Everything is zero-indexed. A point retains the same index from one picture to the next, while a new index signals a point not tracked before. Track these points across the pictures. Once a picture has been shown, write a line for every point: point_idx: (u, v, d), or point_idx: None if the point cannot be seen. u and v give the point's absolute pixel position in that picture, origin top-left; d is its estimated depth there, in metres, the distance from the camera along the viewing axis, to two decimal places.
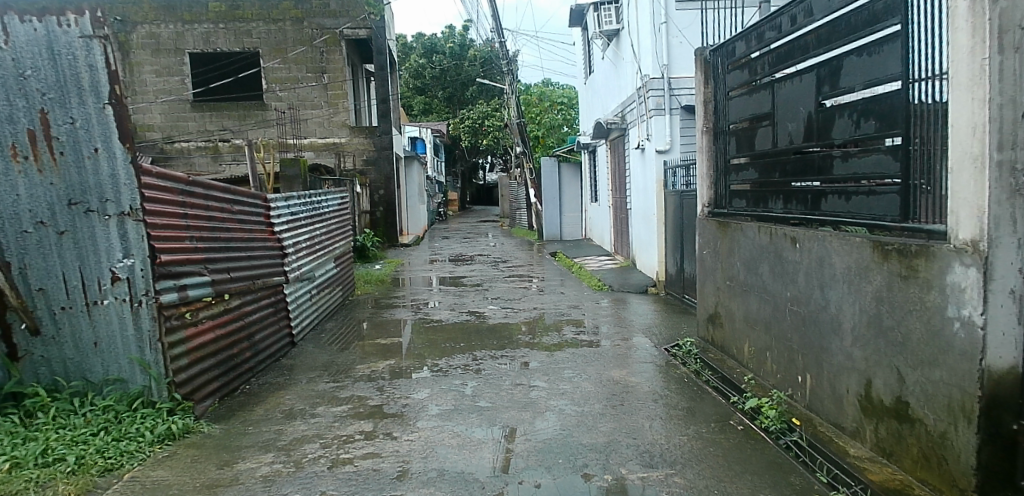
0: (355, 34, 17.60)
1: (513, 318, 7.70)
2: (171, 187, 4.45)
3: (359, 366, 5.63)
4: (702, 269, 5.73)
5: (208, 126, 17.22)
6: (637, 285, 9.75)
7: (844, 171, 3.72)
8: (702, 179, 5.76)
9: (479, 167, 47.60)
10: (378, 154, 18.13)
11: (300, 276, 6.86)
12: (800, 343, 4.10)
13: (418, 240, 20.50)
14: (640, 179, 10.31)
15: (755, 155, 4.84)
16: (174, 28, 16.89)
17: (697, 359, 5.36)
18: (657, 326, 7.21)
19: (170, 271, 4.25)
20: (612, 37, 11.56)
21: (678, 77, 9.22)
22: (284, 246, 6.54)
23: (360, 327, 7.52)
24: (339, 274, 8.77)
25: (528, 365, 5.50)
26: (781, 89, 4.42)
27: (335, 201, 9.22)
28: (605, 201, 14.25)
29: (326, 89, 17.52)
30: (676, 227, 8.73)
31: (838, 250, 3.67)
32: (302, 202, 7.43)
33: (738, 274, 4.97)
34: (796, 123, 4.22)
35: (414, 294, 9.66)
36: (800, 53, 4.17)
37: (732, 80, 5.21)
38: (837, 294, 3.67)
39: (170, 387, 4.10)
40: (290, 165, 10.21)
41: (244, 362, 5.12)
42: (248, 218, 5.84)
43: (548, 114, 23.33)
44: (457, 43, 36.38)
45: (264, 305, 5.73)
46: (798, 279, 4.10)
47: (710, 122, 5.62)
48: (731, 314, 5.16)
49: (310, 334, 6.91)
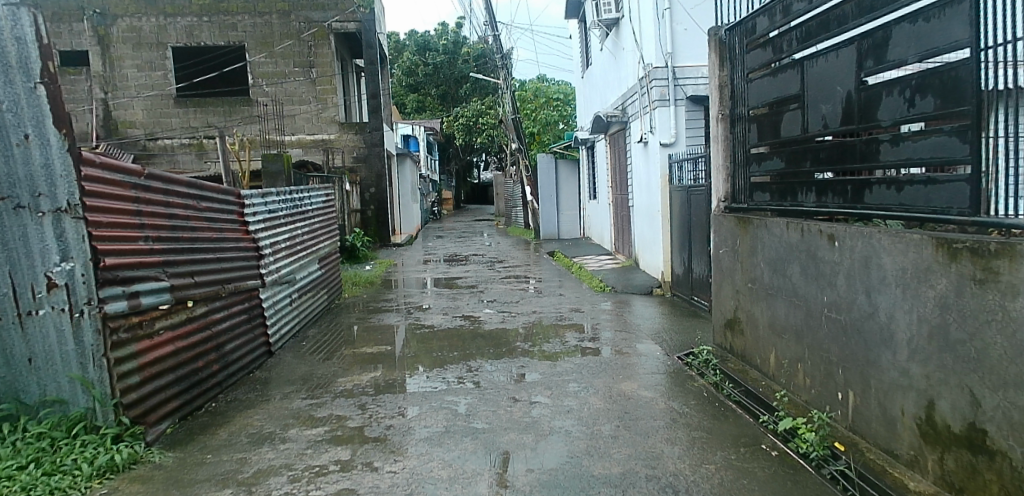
0: (344, 28, 17.08)
1: (510, 323, 7.19)
2: (119, 182, 3.90)
3: (341, 379, 5.10)
4: (718, 270, 5.23)
5: (193, 122, 16.69)
6: (640, 286, 9.24)
7: (894, 157, 3.19)
8: (716, 171, 5.24)
9: (474, 166, 47.07)
10: (369, 151, 17.58)
11: (279, 280, 6.32)
12: (840, 356, 3.60)
13: (411, 239, 19.98)
14: (642, 175, 9.81)
15: (779, 143, 4.32)
16: (155, 21, 16.29)
17: (716, 369, 4.86)
18: (665, 331, 6.70)
19: (116, 276, 3.72)
20: (611, 26, 11.05)
21: (683, 66, 8.71)
22: (260, 247, 6.00)
23: (346, 334, 6.99)
24: (324, 277, 8.24)
25: (525, 378, 4.97)
26: (812, 68, 3.89)
27: (320, 199, 8.67)
28: (604, 198, 13.76)
29: (314, 84, 16.98)
30: (683, 225, 8.22)
31: (889, 249, 3.16)
32: (282, 199, 6.90)
33: (763, 276, 4.46)
34: (832, 105, 3.69)
35: (405, 297, 9.14)
36: (837, 25, 3.62)
37: (751, 61, 4.69)
38: (888, 300, 3.16)
39: (116, 409, 3.59)
40: (273, 161, 9.68)
41: (211, 376, 4.60)
42: (218, 217, 5.30)
43: (542, 109, 22.80)
44: (451, 39, 35.93)
45: (235, 312, 5.20)
46: (837, 282, 3.60)
47: (724, 109, 5.10)
48: (754, 321, 4.65)
49: (291, 342, 6.38)
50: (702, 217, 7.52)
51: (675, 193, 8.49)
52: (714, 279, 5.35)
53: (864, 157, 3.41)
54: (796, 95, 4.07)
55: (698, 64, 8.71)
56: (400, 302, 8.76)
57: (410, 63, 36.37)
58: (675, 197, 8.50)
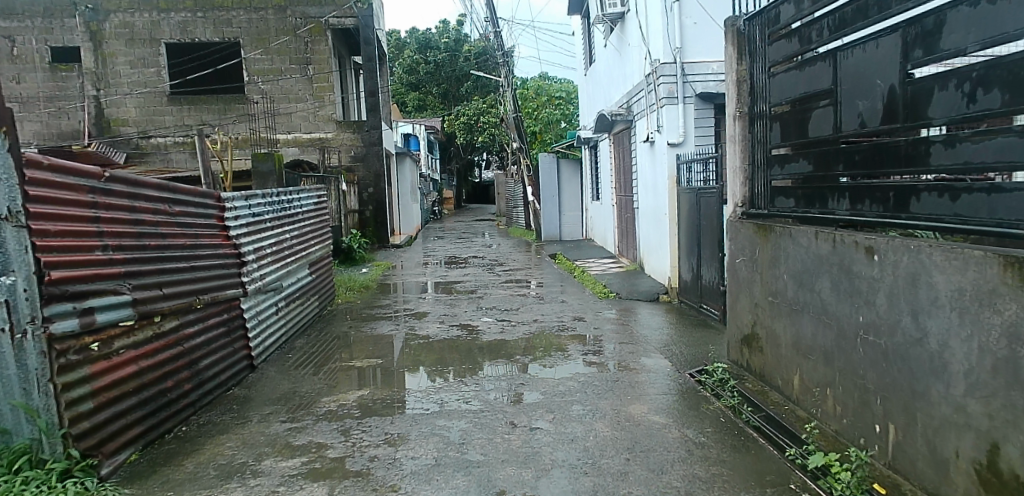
0: (342, 24, 16.67)
1: (510, 332, 6.79)
2: (76, 184, 3.51)
3: (325, 398, 4.71)
4: (734, 281, 4.83)
5: (187, 120, 16.29)
6: (646, 292, 8.83)
7: (949, 160, 2.81)
8: (732, 174, 4.85)
9: (475, 165, 46.65)
10: (366, 150, 17.18)
11: (263, 288, 5.92)
12: (879, 383, 3.21)
13: (410, 240, 19.59)
14: (648, 176, 9.41)
15: (805, 143, 3.93)
16: (149, 17, 15.91)
17: (733, 390, 4.46)
18: (675, 342, 6.29)
19: (68, 291, 3.32)
20: (615, 21, 10.66)
21: (692, 62, 8.31)
22: (242, 253, 5.59)
23: (335, 344, 6.59)
24: (315, 282, 7.85)
25: (523, 398, 4.56)
26: (847, 60, 3.51)
27: (311, 200, 8.27)
28: (607, 199, 13.35)
29: (311, 82, 16.59)
30: (692, 229, 7.82)
31: (942, 266, 2.76)
32: (268, 201, 6.50)
33: (786, 290, 4.07)
34: (871, 101, 3.31)
35: (400, 303, 8.74)
36: (876, 11, 3.24)
37: (774, 54, 4.30)
38: (941, 325, 2.77)
39: (66, 441, 3.20)
40: (263, 160, 9.28)
41: (182, 397, 4.21)
42: (194, 222, 4.91)
43: (544, 108, 22.38)
44: (452, 37, 35.55)
45: (212, 325, 4.80)
46: (876, 300, 3.20)
47: (742, 107, 4.71)
48: (775, 338, 4.26)
49: (276, 355, 5.99)
50: (713, 221, 7.12)
51: (683, 196, 8.10)
52: (729, 290, 4.96)
53: (910, 160, 3.04)
54: (827, 90, 3.69)
55: (707, 60, 8.31)
56: (394, 308, 8.36)
57: (411, 61, 35.99)
58: (683, 199, 8.10)
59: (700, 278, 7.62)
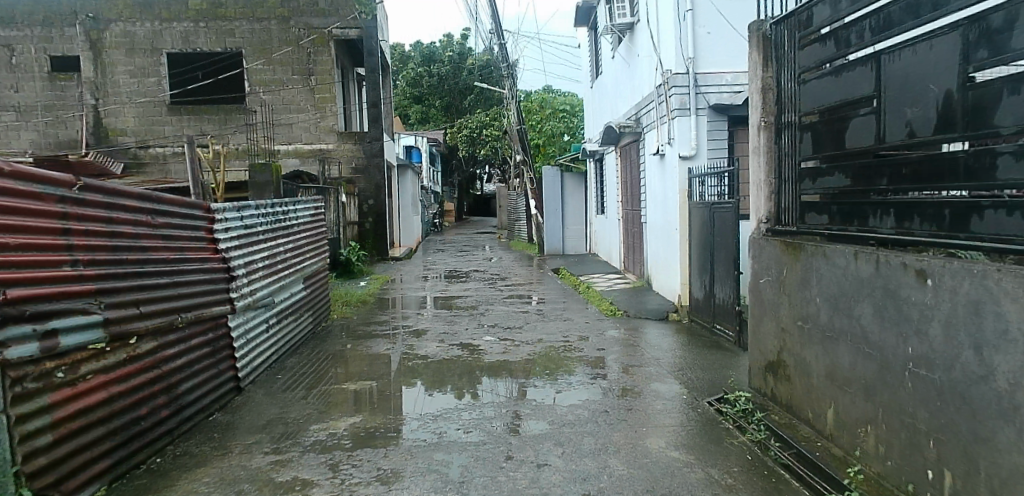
0: (345, 35, 16.46)
1: (515, 353, 6.43)
2: (43, 193, 3.18)
3: (313, 426, 4.36)
4: (757, 302, 4.49)
5: (185, 130, 16.02)
6: (656, 310, 8.47)
7: (1022, 173, 2.47)
8: (755, 188, 4.53)
9: (477, 177, 46.40)
10: (368, 162, 16.89)
11: (252, 304, 5.58)
12: (932, 424, 2.85)
13: (411, 253, 19.26)
14: (658, 190, 9.09)
15: (841, 155, 3.62)
16: (150, 26, 15.69)
17: (757, 422, 4.10)
18: (689, 364, 5.93)
19: (29, 311, 2.95)
20: (625, 32, 10.41)
21: (705, 72, 8.03)
22: (231, 267, 5.25)
23: (329, 363, 6.24)
24: (309, 297, 7.50)
25: (524, 428, 4.20)
26: (893, 63, 3.18)
27: (308, 211, 7.94)
28: (613, 213, 13.02)
29: (313, 92, 16.34)
30: (705, 246, 7.50)
31: (1014, 294, 2.42)
32: (262, 212, 6.17)
33: (818, 314, 3.72)
34: (922, 108, 2.98)
35: (399, 320, 8.39)
36: (930, 8, 2.92)
37: (805, 59, 3.98)
38: (1013, 361, 2.42)
39: (20, 481, 2.82)
40: (260, 171, 8.96)
41: (157, 425, 3.85)
42: (179, 234, 4.57)
43: (549, 121, 22.12)
44: (457, 51, 35.46)
45: (195, 345, 4.45)
46: (928, 330, 2.86)
47: (767, 115, 4.39)
48: (805, 366, 3.90)
49: (264, 376, 5.63)
50: (728, 237, 6.79)
51: (695, 210, 7.78)
52: (750, 311, 4.62)
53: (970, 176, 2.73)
54: (868, 97, 3.37)
55: (721, 71, 8.03)
56: (393, 325, 8.00)
57: (415, 74, 35.86)
58: (695, 214, 7.78)
59: (712, 296, 7.30)
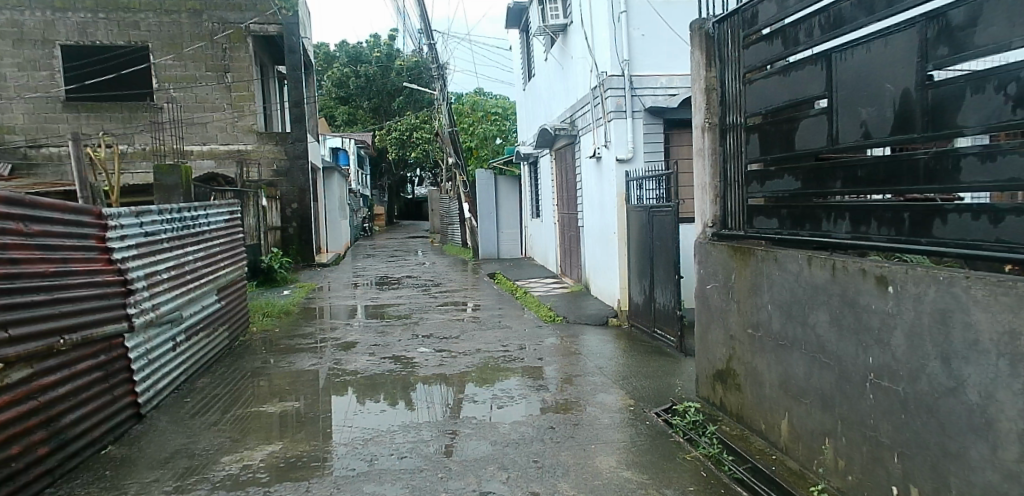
0: (263, 30, 15.70)
1: (450, 365, 6.10)
2: None
3: (224, 458, 3.93)
4: (704, 309, 4.34)
5: (84, 128, 14.90)
6: (594, 315, 8.31)
7: (989, 177, 2.35)
8: (700, 191, 4.38)
9: (408, 181, 45.64)
10: (291, 164, 16.15)
11: (154, 320, 5.05)
12: (897, 438, 2.73)
13: (338, 259, 18.55)
14: (594, 193, 8.96)
15: (790, 158, 3.47)
16: (43, 16, 14.55)
17: (710, 435, 3.92)
18: (631, 372, 5.76)
19: None
20: (558, 33, 10.27)
21: (640, 75, 7.96)
22: (128, 281, 4.73)
23: (248, 382, 5.74)
24: (224, 310, 6.94)
25: (458, 451, 3.89)
26: (844, 62, 3.05)
27: (223, 217, 7.37)
28: (548, 217, 12.86)
29: (230, 90, 15.50)
30: (643, 250, 7.39)
31: (985, 303, 2.29)
32: (166, 219, 5.62)
33: (771, 322, 3.57)
34: (877, 108, 2.85)
35: (325, 331, 7.90)
36: (884, 5, 2.78)
37: (750, 58, 3.84)
38: (985, 373, 2.30)
39: None
40: (167, 173, 8.29)
41: (22, 466, 3.39)
42: (62, 245, 4.05)
43: (480, 124, 21.86)
44: (384, 52, 34.81)
45: (79, 371, 4.00)
46: (890, 339, 2.73)
47: (711, 117, 4.25)
48: (757, 375, 3.75)
49: (171, 400, 5.10)
50: (667, 242, 6.68)
51: (632, 214, 7.67)
52: (696, 318, 4.47)
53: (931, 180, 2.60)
54: (818, 96, 3.24)
55: (656, 73, 7.97)
56: (319, 337, 7.51)
57: (340, 75, 34.92)
58: (633, 218, 7.67)
59: (652, 300, 7.19)
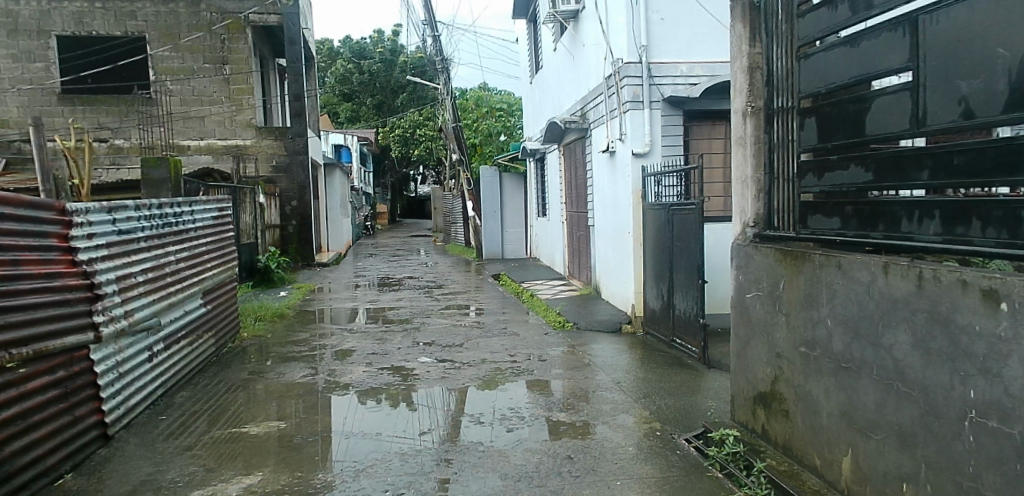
0: (263, 21, 15.19)
1: (454, 377, 5.58)
2: None
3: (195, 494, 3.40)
4: (743, 321, 3.80)
5: (79, 122, 14.47)
6: (607, 321, 7.77)
7: None
8: (742, 184, 3.87)
9: (411, 179, 45.14)
10: (290, 160, 15.63)
11: (128, 330, 4.51)
12: (1005, 492, 2.19)
13: (339, 258, 18.04)
14: (607, 191, 8.43)
15: (860, 145, 2.95)
16: (37, 5, 14.08)
17: (754, 471, 3.37)
18: (652, 388, 5.22)
19: None
20: (568, 20, 9.74)
21: (659, 62, 7.45)
22: (98, 286, 4.17)
23: (231, 396, 5.19)
24: (211, 315, 6.42)
25: (460, 487, 3.36)
26: (934, 26, 2.52)
27: (212, 214, 6.83)
28: (555, 215, 12.31)
29: (228, 83, 15.02)
30: (662, 253, 6.86)
31: None
32: (144, 215, 5.08)
33: (831, 340, 3.03)
34: (984, 82, 2.32)
35: (320, 337, 7.37)
36: None
37: (806, 30, 3.32)
38: None
39: None
40: (155, 166, 7.76)
41: None
42: (15, 245, 3.49)
43: (485, 120, 21.33)
44: (388, 48, 34.31)
45: (30, 391, 3.46)
46: (1001, 370, 2.18)
47: (755, 100, 3.75)
48: (810, 402, 3.21)
49: (144, 419, 4.57)
50: (689, 243, 6.15)
51: (650, 211, 7.15)
52: (733, 330, 3.94)
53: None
54: (898, 70, 2.71)
55: (675, 61, 7.47)
56: (313, 344, 6.98)
57: (344, 71, 34.45)
58: (650, 217, 7.14)
59: (671, 306, 6.65)
